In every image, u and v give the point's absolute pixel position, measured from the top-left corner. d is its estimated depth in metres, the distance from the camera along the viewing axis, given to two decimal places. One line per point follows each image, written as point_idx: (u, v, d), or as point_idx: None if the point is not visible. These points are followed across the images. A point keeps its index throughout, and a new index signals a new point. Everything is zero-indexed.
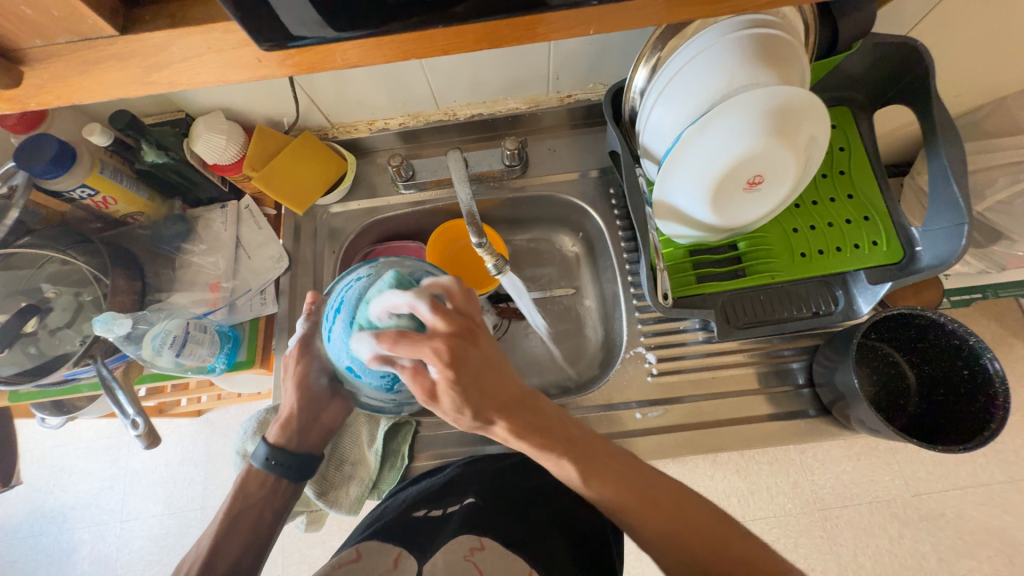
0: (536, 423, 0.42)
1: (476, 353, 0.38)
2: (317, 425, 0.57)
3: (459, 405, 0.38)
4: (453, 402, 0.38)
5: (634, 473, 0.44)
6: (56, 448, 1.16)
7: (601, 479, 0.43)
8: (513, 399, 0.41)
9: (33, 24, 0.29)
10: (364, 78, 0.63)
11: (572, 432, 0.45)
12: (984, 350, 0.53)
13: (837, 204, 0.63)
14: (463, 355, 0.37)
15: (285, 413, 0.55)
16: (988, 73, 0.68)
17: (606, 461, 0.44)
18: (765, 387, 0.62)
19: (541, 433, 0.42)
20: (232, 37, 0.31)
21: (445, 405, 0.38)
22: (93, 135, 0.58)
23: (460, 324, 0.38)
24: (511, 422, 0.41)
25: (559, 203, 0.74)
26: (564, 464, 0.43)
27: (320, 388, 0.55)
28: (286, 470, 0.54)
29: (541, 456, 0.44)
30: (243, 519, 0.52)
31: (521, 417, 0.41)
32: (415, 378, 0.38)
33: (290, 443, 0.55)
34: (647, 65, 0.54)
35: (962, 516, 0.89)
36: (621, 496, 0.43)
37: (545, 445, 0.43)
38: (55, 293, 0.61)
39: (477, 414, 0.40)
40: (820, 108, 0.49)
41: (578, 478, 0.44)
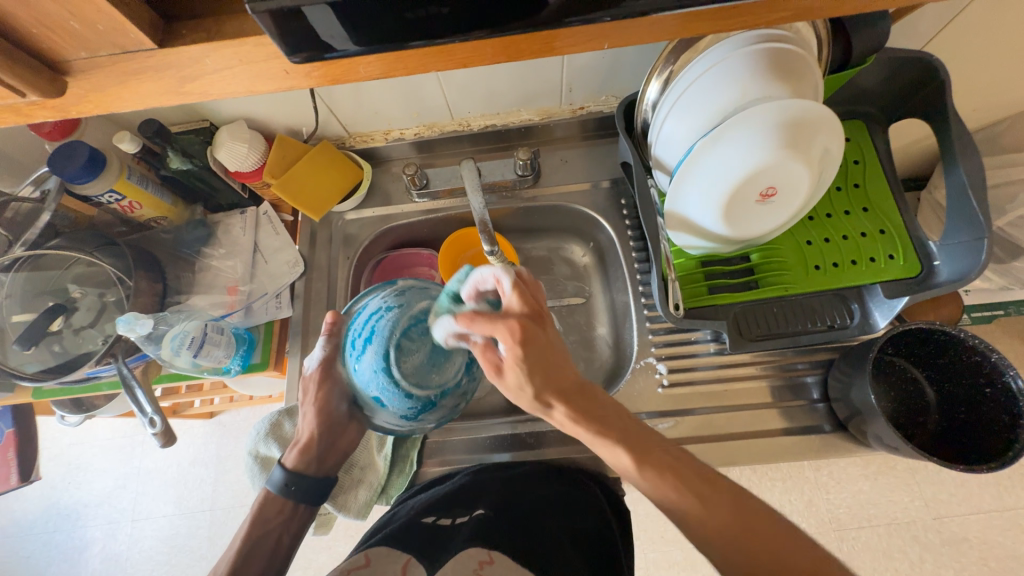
0: (593, 411, 0.43)
1: (543, 335, 0.42)
2: (334, 449, 0.58)
3: (522, 383, 0.41)
4: (515, 380, 0.41)
5: (683, 467, 0.41)
6: (73, 446, 1.19)
7: (653, 467, 0.41)
8: (572, 386, 0.43)
9: (79, 38, 0.30)
10: (381, 90, 0.65)
11: (627, 424, 0.44)
12: (1007, 368, 0.52)
13: (851, 217, 0.62)
14: (531, 334, 0.41)
15: (303, 438, 0.56)
16: (1008, 87, 0.67)
17: (661, 453, 0.42)
18: (778, 401, 0.61)
19: (596, 420, 0.42)
20: (262, 50, 0.32)
21: (509, 381, 0.42)
22: (123, 143, 0.60)
23: (531, 308, 0.42)
24: (569, 407, 0.42)
25: (571, 213, 0.75)
26: (617, 450, 0.42)
27: (339, 415, 0.56)
28: (303, 494, 0.54)
29: (595, 446, 0.43)
30: (262, 545, 0.51)
31: (579, 403, 0.42)
32: (485, 354, 0.42)
33: (307, 468, 0.56)
34: (659, 78, 0.54)
35: (986, 541, 0.86)
36: (672, 488, 0.40)
37: (600, 431, 0.42)
38: (81, 293, 0.63)
39: (538, 394, 0.42)
40: (834, 121, 0.49)
41: (631, 467, 0.41)
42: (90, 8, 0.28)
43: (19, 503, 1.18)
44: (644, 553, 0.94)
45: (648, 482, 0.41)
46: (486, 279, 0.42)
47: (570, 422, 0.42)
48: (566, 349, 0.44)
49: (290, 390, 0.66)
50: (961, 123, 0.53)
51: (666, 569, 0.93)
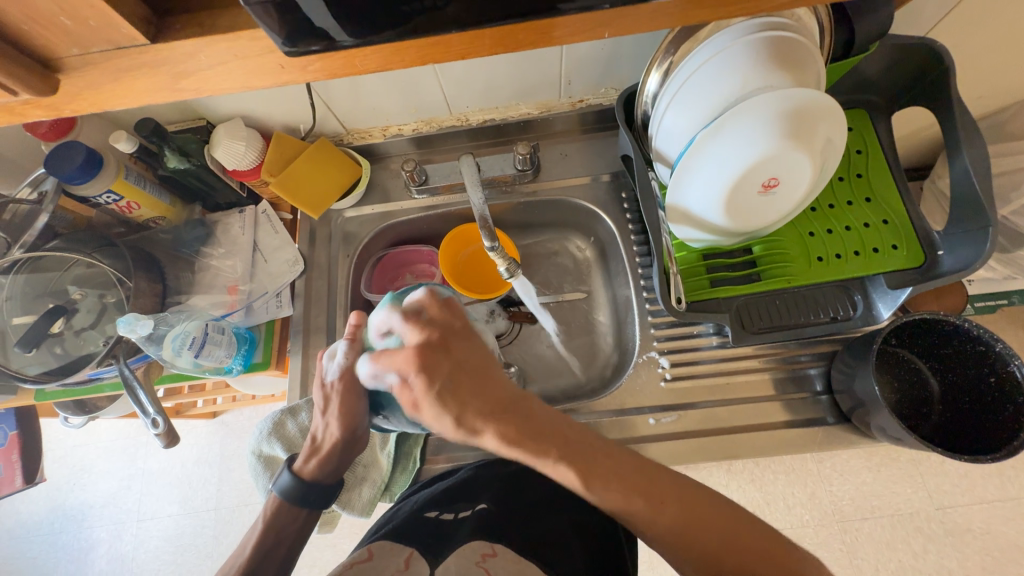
0: (530, 429, 0.39)
1: (451, 357, 0.41)
2: (352, 455, 0.55)
3: (437, 412, 0.39)
4: (432, 412, 0.40)
5: (638, 474, 0.40)
6: (77, 448, 1.19)
7: (601, 481, 0.38)
8: (496, 405, 0.40)
9: (71, 34, 0.30)
10: (379, 85, 0.64)
11: (569, 437, 0.40)
12: (1011, 357, 0.52)
13: (854, 208, 0.61)
14: (431, 360, 0.41)
15: (323, 447, 0.53)
16: (1013, 74, 0.66)
17: (606, 468, 0.39)
18: (781, 393, 0.61)
19: (535, 436, 0.39)
20: (258, 44, 0.32)
21: (426, 414, 0.40)
22: (120, 143, 0.60)
23: (434, 329, 0.43)
24: (498, 427, 0.39)
25: (571, 207, 0.74)
26: (561, 468, 0.38)
27: (361, 428, 0.52)
28: (315, 499, 0.53)
29: (539, 467, 0.39)
30: (275, 550, 0.50)
31: (508, 421, 0.39)
32: (402, 391, 0.41)
33: (322, 476, 0.53)
34: (659, 69, 0.53)
35: (990, 532, 0.86)
36: (623, 495, 0.39)
37: (542, 451, 0.38)
38: (81, 295, 0.62)
39: (457, 420, 0.39)
40: (836, 111, 0.48)
41: (580, 485, 0.38)
42: (82, 3, 0.28)
43: (25, 505, 1.19)
44: (647, 547, 0.94)
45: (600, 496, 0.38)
46: (382, 326, 0.45)
47: (505, 450, 0.38)
48: (487, 368, 0.42)
49: (293, 388, 0.66)
50: (964, 110, 0.52)
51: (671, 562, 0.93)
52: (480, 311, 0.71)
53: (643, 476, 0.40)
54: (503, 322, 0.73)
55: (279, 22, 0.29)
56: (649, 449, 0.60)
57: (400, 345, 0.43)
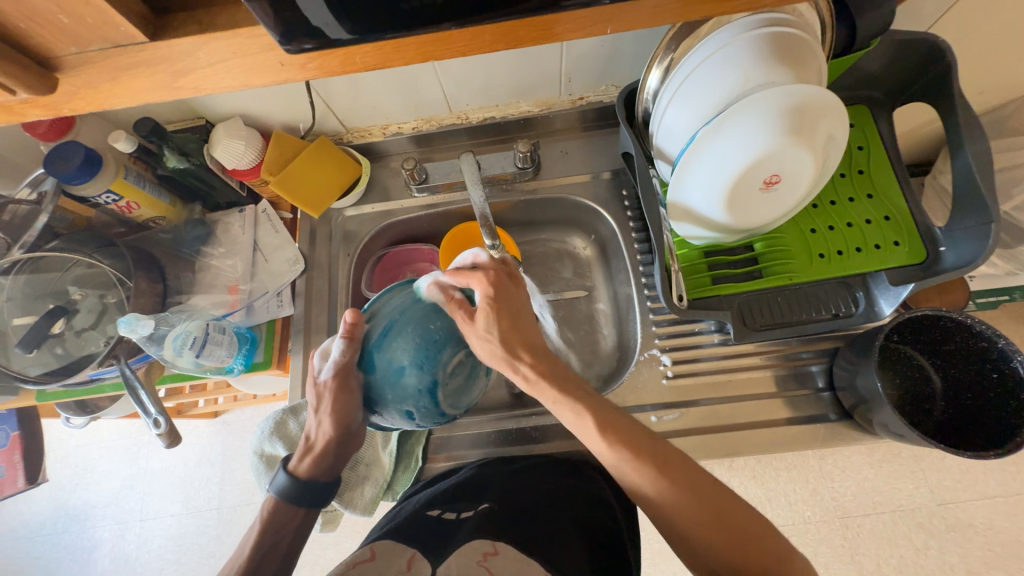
0: (558, 372, 0.46)
1: (515, 293, 0.48)
2: (345, 452, 0.54)
3: (491, 327, 0.46)
4: (486, 324, 0.46)
5: (647, 440, 0.42)
6: (79, 448, 1.19)
7: (616, 435, 0.42)
8: (537, 345, 0.47)
9: (69, 33, 0.30)
10: (379, 83, 0.64)
11: (590, 393, 0.45)
12: (1013, 352, 0.52)
13: (856, 204, 0.61)
14: (503, 289, 0.48)
15: (317, 446, 0.52)
16: (1015, 69, 0.66)
17: (626, 424, 0.43)
18: (783, 390, 0.61)
19: (561, 379, 0.46)
20: (257, 41, 0.31)
21: (479, 327, 0.46)
22: (118, 142, 0.59)
23: (506, 268, 0.50)
24: (535, 363, 0.46)
25: (572, 205, 0.74)
26: (583, 414, 0.44)
27: (355, 425, 0.52)
28: (312, 498, 0.52)
29: (557, 406, 0.45)
30: (275, 550, 0.49)
31: (543, 362, 0.46)
32: (462, 301, 0.48)
33: (317, 475, 0.52)
34: (661, 66, 0.53)
35: (991, 527, 0.86)
36: (632, 458, 0.41)
37: (566, 392, 0.45)
38: (81, 295, 0.62)
39: (505, 342, 0.46)
40: (838, 107, 0.48)
41: (597, 432, 0.43)
42: (79, 1, 0.28)
43: (28, 505, 1.19)
44: (649, 544, 0.94)
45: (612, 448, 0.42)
46: (466, 256, 0.50)
47: (534, 380, 0.45)
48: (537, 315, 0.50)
49: (295, 387, 0.66)
50: (967, 105, 0.52)
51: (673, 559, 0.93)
52: None
53: (651, 445, 0.42)
54: None
55: (278, 19, 0.29)
56: None
57: (476, 267, 0.49)
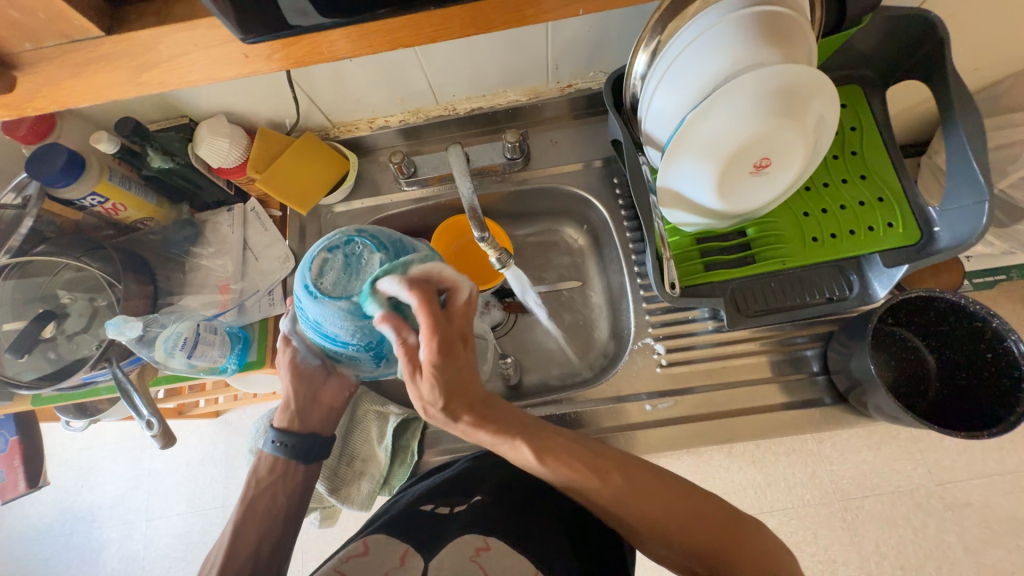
0: (499, 424, 0.44)
1: (466, 358, 0.42)
2: (319, 405, 0.59)
3: (437, 392, 0.40)
4: (432, 387, 0.40)
5: (583, 452, 0.45)
6: (83, 451, 1.20)
7: (553, 454, 0.44)
8: (478, 400, 0.44)
9: (23, 28, 0.30)
10: (362, 75, 0.63)
11: (524, 421, 0.46)
12: (1008, 333, 0.52)
13: (848, 185, 0.61)
14: (456, 354, 0.40)
15: (284, 399, 0.57)
16: (1012, 43, 0.64)
17: (556, 438, 0.45)
18: (778, 375, 0.61)
19: (496, 427, 0.43)
20: (217, 32, 0.32)
21: (423, 386, 0.40)
22: (100, 143, 0.59)
23: (462, 326, 0.42)
24: (475, 418, 0.43)
25: (563, 194, 0.73)
26: (521, 449, 0.43)
27: (312, 370, 0.57)
28: (291, 452, 0.55)
29: (496, 443, 0.44)
30: (256, 505, 0.53)
31: (484, 414, 0.43)
32: (405, 352, 0.40)
33: (294, 426, 0.57)
34: (648, 48, 0.52)
35: (990, 506, 0.86)
36: (572, 471, 0.44)
37: (507, 433, 0.44)
38: (70, 299, 0.63)
39: (448, 407, 0.41)
40: (829, 87, 0.47)
41: (533, 457, 0.44)
42: None
43: (34, 508, 1.19)
44: None
45: (552, 472, 0.44)
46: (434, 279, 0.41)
47: (471, 429, 0.43)
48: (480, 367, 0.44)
49: None
50: (958, 80, 0.51)
51: None
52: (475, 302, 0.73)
53: (588, 454, 0.45)
54: (498, 313, 0.74)
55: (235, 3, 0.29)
56: (647, 435, 0.60)
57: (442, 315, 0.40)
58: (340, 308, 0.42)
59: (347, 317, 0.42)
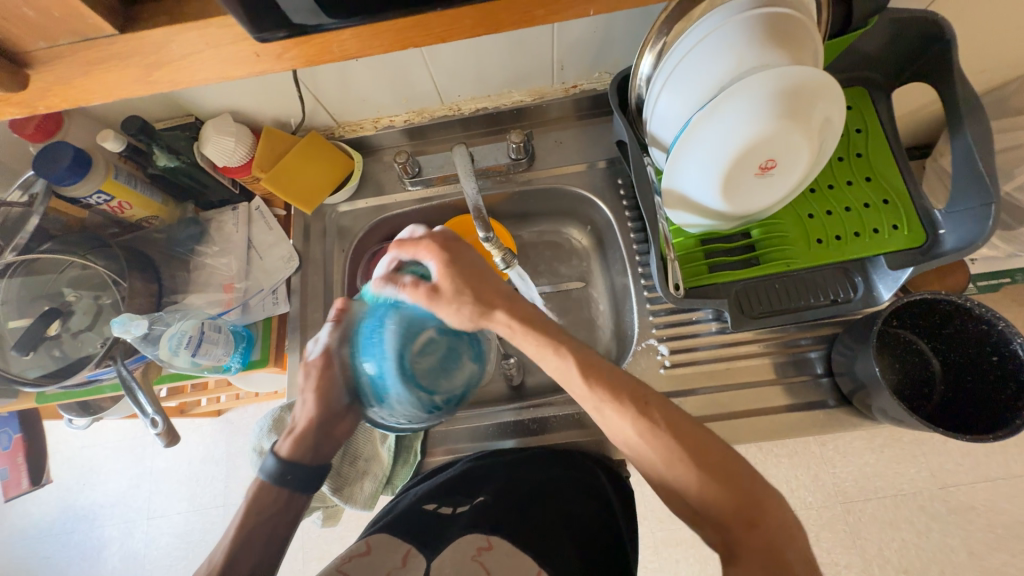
0: (533, 317, 0.48)
1: (465, 251, 0.49)
2: (331, 437, 0.56)
3: (457, 289, 0.47)
4: (451, 288, 0.47)
5: (626, 383, 0.45)
6: (85, 449, 1.20)
7: (597, 377, 0.45)
8: (504, 292, 0.49)
9: (36, 27, 0.31)
10: (368, 75, 0.63)
11: (563, 335, 0.47)
12: (1013, 335, 0.51)
13: (853, 188, 0.60)
14: (453, 249, 0.48)
15: (300, 425, 0.54)
16: (1019, 45, 0.64)
17: (597, 363, 0.46)
18: (782, 377, 0.61)
19: (533, 321, 0.47)
20: (229, 31, 0.32)
21: (445, 295, 0.47)
22: (107, 142, 0.59)
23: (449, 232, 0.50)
24: (511, 309, 0.47)
25: (567, 195, 0.74)
26: (566, 357, 0.45)
27: (339, 403, 0.55)
28: (298, 481, 0.52)
29: (541, 358, 0.47)
30: (252, 538, 0.49)
31: (517, 308, 0.48)
32: (412, 286, 0.47)
33: (303, 457, 0.53)
34: (653, 51, 0.52)
35: (994, 509, 0.85)
36: (615, 401, 0.44)
37: (544, 339, 0.46)
38: (76, 297, 0.62)
39: (477, 302, 0.47)
40: (835, 88, 0.47)
41: (577, 373, 0.45)
42: None
43: (36, 506, 1.20)
44: (653, 532, 0.94)
45: (593, 393, 0.45)
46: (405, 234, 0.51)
47: (514, 325, 0.47)
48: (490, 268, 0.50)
49: (292, 386, 0.65)
50: (964, 82, 0.51)
51: (676, 546, 0.92)
52: None
53: (633, 387, 0.45)
54: None
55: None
56: None
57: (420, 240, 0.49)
58: (415, 397, 0.47)
59: (409, 404, 0.48)
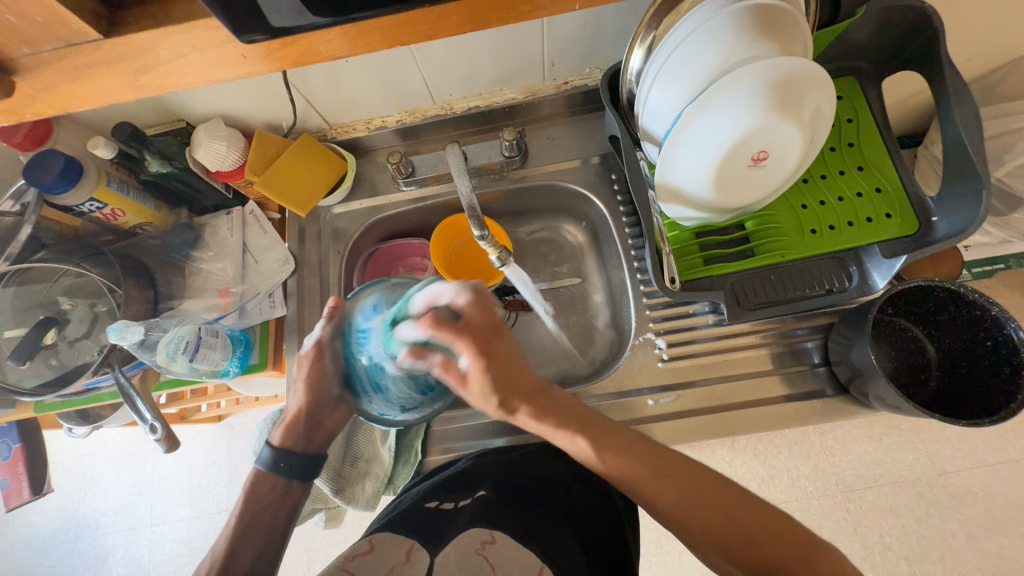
0: (554, 411, 0.46)
1: (503, 347, 0.45)
2: (323, 427, 0.54)
3: (487, 389, 0.43)
4: (480, 389, 0.43)
5: (643, 448, 0.46)
6: (86, 457, 1.20)
7: (614, 453, 0.45)
8: (532, 387, 0.46)
9: (21, 33, 0.31)
10: (357, 76, 0.63)
11: (581, 414, 0.47)
12: (1007, 320, 0.52)
13: (846, 177, 0.61)
14: (490, 346, 0.43)
15: (291, 415, 0.52)
16: (1006, 32, 0.64)
17: (616, 437, 0.46)
18: (778, 367, 0.61)
19: (557, 417, 0.46)
20: (215, 34, 0.33)
21: (473, 391, 0.43)
22: (98, 149, 0.59)
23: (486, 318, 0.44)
24: (533, 407, 0.45)
25: (562, 191, 0.74)
26: (582, 445, 0.45)
27: (330, 395, 0.52)
28: (293, 471, 0.51)
29: (557, 437, 0.46)
30: (255, 526, 0.49)
31: (542, 405, 0.46)
32: (445, 370, 0.42)
33: (295, 445, 0.52)
34: (642, 45, 0.52)
35: (993, 494, 0.86)
36: (634, 470, 0.44)
37: (562, 425, 0.46)
38: (71, 305, 0.62)
39: (503, 401, 0.44)
40: (825, 78, 0.47)
41: (593, 454, 0.45)
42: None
43: (38, 515, 1.20)
44: (656, 526, 0.94)
45: (610, 469, 0.45)
46: (442, 295, 0.44)
47: (534, 421, 0.45)
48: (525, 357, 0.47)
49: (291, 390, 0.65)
50: (953, 69, 0.51)
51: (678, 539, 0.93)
52: None
53: (648, 452, 0.45)
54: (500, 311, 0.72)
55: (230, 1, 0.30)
56: (652, 429, 0.60)
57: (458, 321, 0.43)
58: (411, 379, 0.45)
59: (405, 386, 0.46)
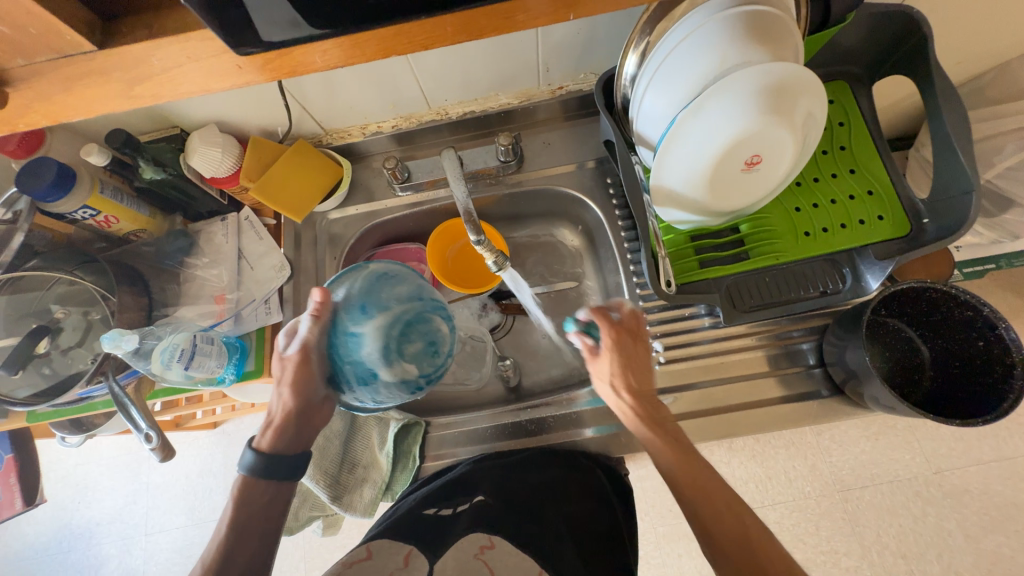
0: (659, 417, 0.49)
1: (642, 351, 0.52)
2: (310, 427, 0.53)
3: (616, 369, 0.50)
4: (607, 367, 0.51)
5: (703, 467, 0.46)
6: (79, 467, 1.18)
7: (698, 469, 0.46)
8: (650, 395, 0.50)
9: (14, 44, 0.31)
10: (353, 82, 0.63)
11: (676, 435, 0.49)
12: (998, 321, 0.53)
13: (838, 180, 0.61)
14: (634, 344, 0.51)
15: (278, 418, 0.51)
16: (994, 36, 0.65)
17: (699, 459, 0.47)
18: (774, 369, 0.62)
19: (664, 427, 0.49)
20: (210, 44, 0.33)
21: (602, 367, 0.51)
22: (91, 155, 0.59)
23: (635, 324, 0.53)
24: (643, 408, 0.49)
25: (557, 195, 0.74)
26: (668, 450, 0.47)
27: (316, 393, 0.52)
28: (285, 473, 0.50)
29: (648, 439, 0.48)
30: (247, 531, 0.48)
31: (651, 411, 0.49)
32: (587, 346, 0.52)
33: (286, 449, 0.51)
34: (636, 51, 0.52)
35: (988, 492, 0.87)
36: (696, 484, 0.45)
37: (658, 432, 0.48)
38: (64, 313, 0.61)
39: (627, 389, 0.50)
40: (817, 83, 0.47)
41: (676, 467, 0.46)
42: (18, 10, 0.29)
43: (31, 526, 1.18)
44: (655, 528, 0.94)
45: (680, 474, 0.46)
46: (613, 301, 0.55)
47: (634, 415, 0.49)
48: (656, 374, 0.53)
49: None
50: (942, 74, 0.52)
51: (677, 541, 0.93)
52: (472, 305, 0.75)
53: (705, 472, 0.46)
54: (496, 314, 0.75)
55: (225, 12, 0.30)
56: None
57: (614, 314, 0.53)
58: (397, 374, 0.50)
59: (392, 384, 0.50)
